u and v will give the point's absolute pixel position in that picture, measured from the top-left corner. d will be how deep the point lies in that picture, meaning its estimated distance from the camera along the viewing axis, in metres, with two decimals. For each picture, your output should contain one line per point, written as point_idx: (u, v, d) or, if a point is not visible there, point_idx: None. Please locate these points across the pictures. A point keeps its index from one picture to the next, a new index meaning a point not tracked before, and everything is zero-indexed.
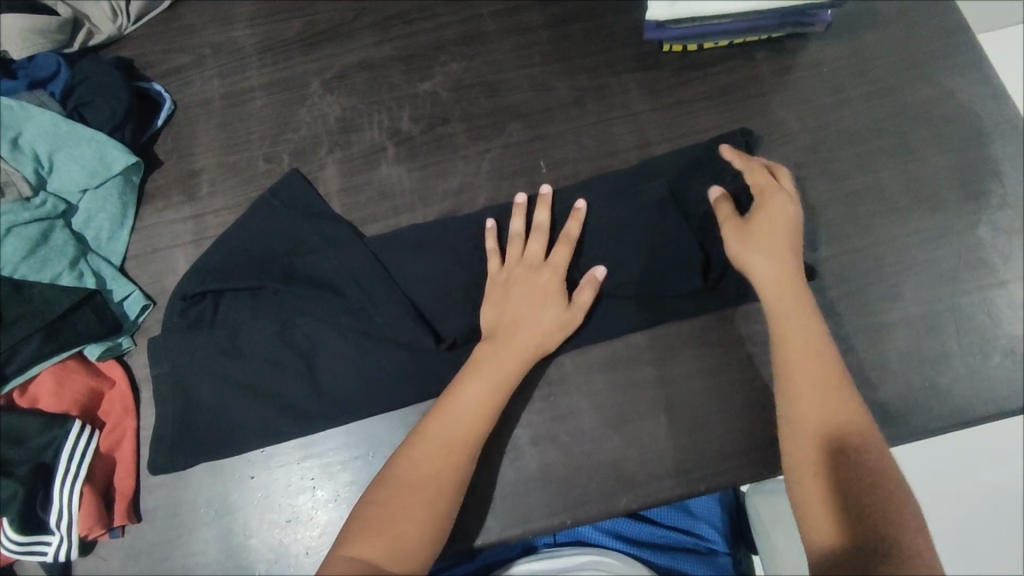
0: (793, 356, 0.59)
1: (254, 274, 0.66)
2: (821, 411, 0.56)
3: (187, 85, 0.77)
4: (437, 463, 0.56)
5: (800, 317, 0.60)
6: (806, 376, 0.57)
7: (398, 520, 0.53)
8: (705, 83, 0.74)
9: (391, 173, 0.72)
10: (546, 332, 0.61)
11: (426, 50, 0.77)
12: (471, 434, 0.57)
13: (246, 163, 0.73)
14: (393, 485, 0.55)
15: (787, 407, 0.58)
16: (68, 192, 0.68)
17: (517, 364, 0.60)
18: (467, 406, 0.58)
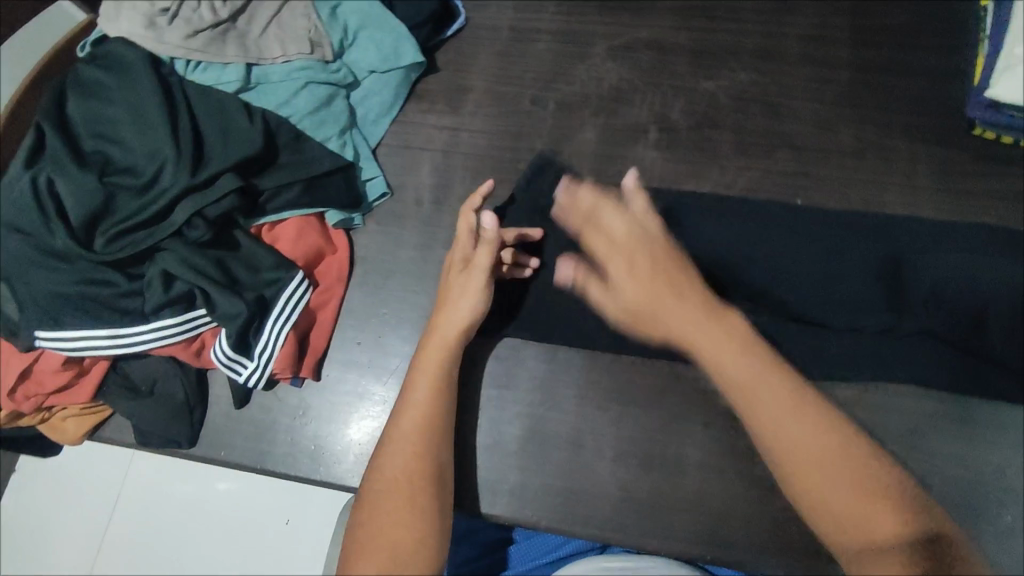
0: (759, 397, 0.52)
1: (613, 189, 0.70)
2: (824, 460, 0.48)
3: (483, 8, 0.79)
4: (412, 474, 0.53)
5: (731, 346, 0.54)
6: (770, 413, 0.51)
7: (387, 540, 0.50)
8: (1006, 182, 0.68)
9: (646, 156, 0.72)
10: (451, 331, 0.60)
11: (719, 49, 0.75)
12: (422, 429, 0.56)
13: (513, 97, 0.75)
14: (373, 499, 0.52)
15: (787, 466, 0.49)
16: (359, 68, 0.73)
17: (446, 352, 0.60)
18: (414, 407, 0.57)
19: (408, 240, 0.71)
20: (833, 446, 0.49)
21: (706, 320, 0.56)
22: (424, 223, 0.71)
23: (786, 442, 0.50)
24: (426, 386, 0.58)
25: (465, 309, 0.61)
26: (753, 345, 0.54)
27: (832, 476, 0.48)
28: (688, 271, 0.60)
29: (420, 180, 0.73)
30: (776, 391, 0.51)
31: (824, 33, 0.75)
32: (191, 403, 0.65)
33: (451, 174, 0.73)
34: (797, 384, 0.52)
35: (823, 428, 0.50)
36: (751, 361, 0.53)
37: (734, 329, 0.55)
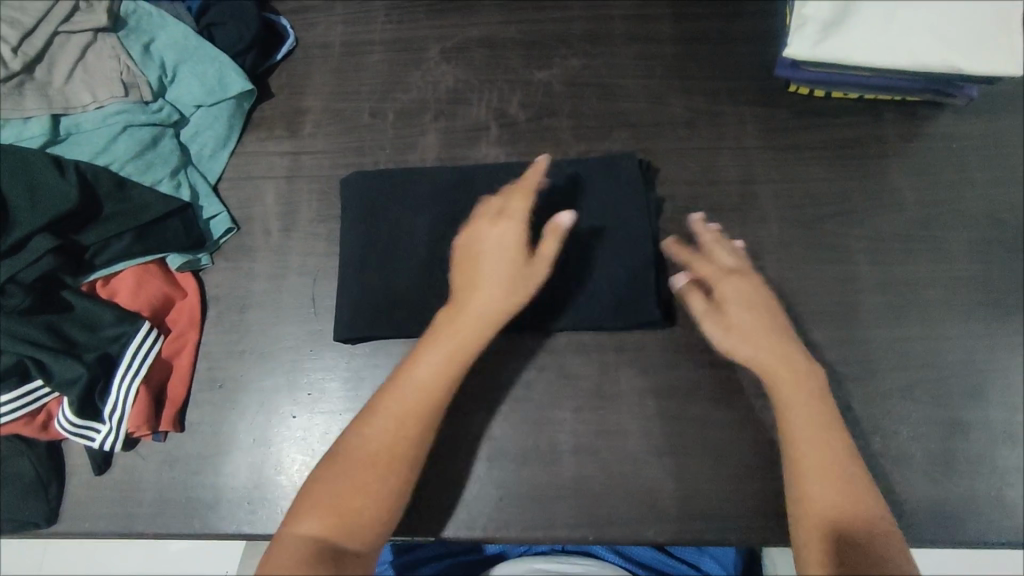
0: (793, 421, 0.55)
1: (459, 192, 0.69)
2: (830, 489, 0.52)
3: (312, 26, 0.78)
4: (385, 452, 0.53)
5: (789, 373, 0.56)
6: (801, 446, 0.54)
7: (335, 506, 0.51)
8: (824, 132, 0.71)
9: (489, 154, 0.72)
10: (469, 327, 0.57)
11: (549, 39, 0.76)
12: (429, 420, 0.55)
13: (352, 112, 0.74)
14: (340, 463, 0.53)
15: (795, 482, 0.53)
16: (183, 104, 0.70)
17: (471, 341, 0.57)
18: (413, 391, 0.55)
19: (260, 272, 0.69)
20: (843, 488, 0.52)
21: (767, 348, 0.57)
22: (274, 252, 0.70)
23: (799, 475, 0.53)
24: (418, 380, 0.55)
25: (488, 301, 0.57)
26: (813, 387, 0.56)
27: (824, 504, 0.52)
28: (755, 295, 0.60)
29: (266, 209, 0.71)
30: (812, 423, 0.54)
31: (646, 12, 0.77)
32: (46, 478, 0.61)
33: (297, 200, 0.71)
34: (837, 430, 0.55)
35: (834, 466, 0.53)
36: (804, 401, 0.55)
37: (802, 372, 0.56)
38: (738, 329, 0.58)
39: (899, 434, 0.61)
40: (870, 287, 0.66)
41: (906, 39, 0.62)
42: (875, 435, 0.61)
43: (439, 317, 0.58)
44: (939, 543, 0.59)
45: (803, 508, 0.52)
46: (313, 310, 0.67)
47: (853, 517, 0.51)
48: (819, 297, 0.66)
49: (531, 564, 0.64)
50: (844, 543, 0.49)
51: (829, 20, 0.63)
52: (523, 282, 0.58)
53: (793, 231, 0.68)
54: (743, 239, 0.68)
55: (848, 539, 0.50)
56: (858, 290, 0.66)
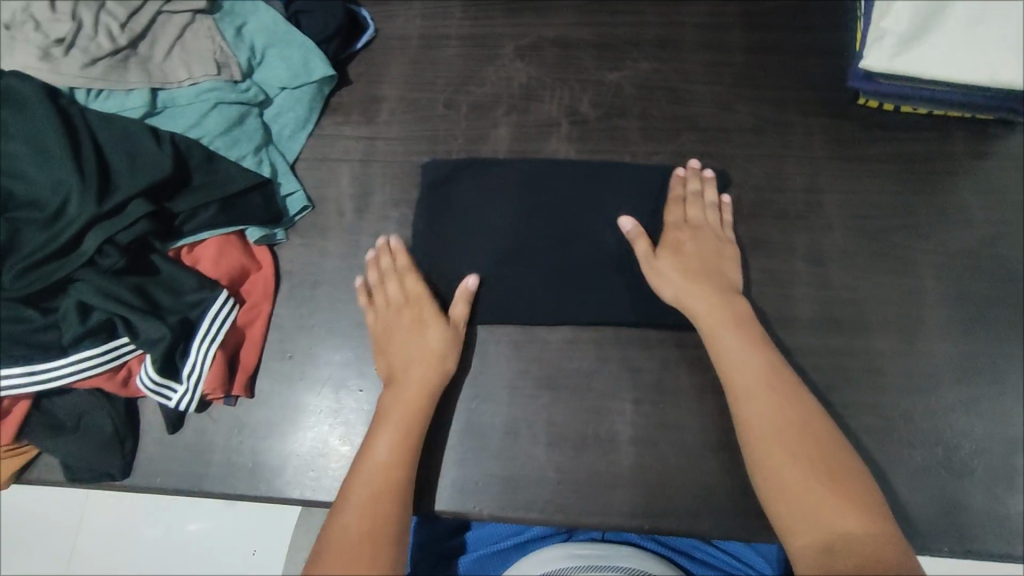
0: (718, 338, 0.60)
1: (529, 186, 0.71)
2: (771, 413, 0.56)
3: (391, 18, 0.81)
4: (368, 524, 0.54)
5: (717, 308, 0.62)
6: (742, 371, 0.58)
7: (355, 537, 0.53)
8: (892, 146, 0.72)
9: (559, 150, 0.74)
10: (406, 398, 0.60)
11: (621, 42, 0.78)
12: (399, 482, 0.57)
13: (427, 103, 0.77)
14: (329, 547, 0.53)
15: (740, 406, 0.57)
16: (269, 86, 0.73)
17: (419, 407, 0.60)
18: (374, 460, 0.57)
19: (333, 250, 0.71)
20: (779, 401, 0.56)
21: (706, 292, 0.62)
22: (347, 233, 0.72)
23: (745, 399, 0.57)
24: (382, 450, 0.58)
25: (432, 336, 0.63)
26: (744, 320, 0.61)
27: (780, 441, 0.54)
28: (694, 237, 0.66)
29: (341, 190, 0.74)
30: (740, 345, 0.59)
31: (718, 20, 0.79)
32: (122, 433, 0.64)
33: (371, 184, 0.74)
34: (775, 358, 0.59)
35: (777, 391, 0.57)
36: (737, 329, 0.60)
37: (729, 305, 0.62)
38: (686, 268, 0.64)
39: (961, 448, 0.62)
40: (935, 302, 0.66)
41: (985, 56, 0.62)
42: (938, 446, 0.62)
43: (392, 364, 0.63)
44: (999, 558, 0.59)
45: (747, 430, 0.56)
46: None
47: (795, 441, 0.54)
48: (883, 307, 0.66)
49: (570, 551, 0.66)
50: (820, 474, 0.52)
51: (907, 35, 0.63)
52: (448, 353, 0.63)
53: (859, 241, 0.69)
54: (808, 246, 0.69)
55: (825, 472, 0.52)
56: (922, 304, 0.66)
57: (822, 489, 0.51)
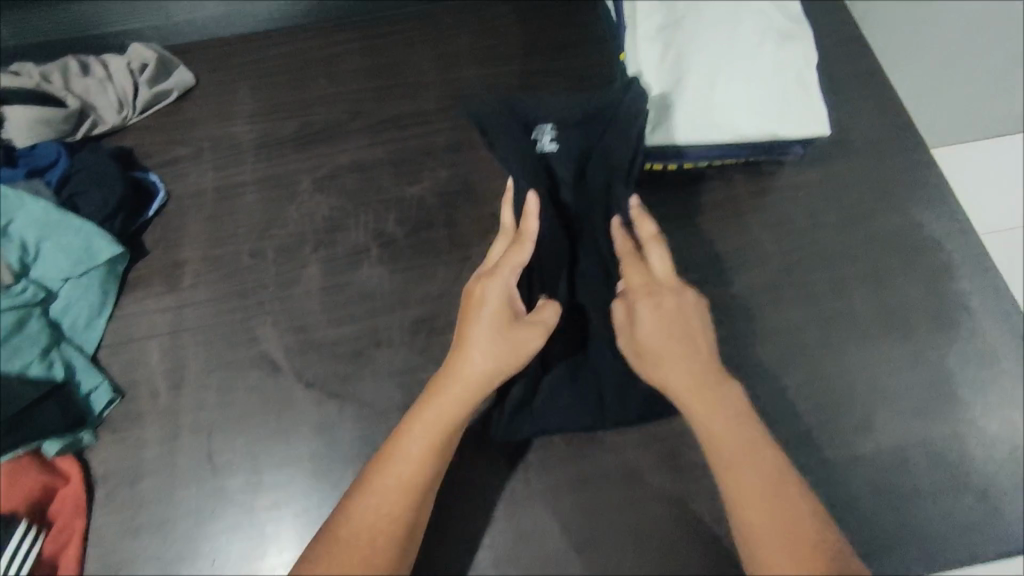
0: (716, 429, 0.55)
1: (353, 330, 0.70)
2: (766, 510, 0.51)
3: (182, 176, 0.79)
4: (377, 525, 0.52)
5: (710, 408, 0.55)
6: (735, 463, 0.53)
7: (363, 531, 0.52)
8: (683, 200, 0.76)
9: (372, 275, 0.72)
10: (455, 402, 0.57)
11: (416, 154, 0.80)
12: (419, 476, 0.55)
13: (231, 257, 0.74)
14: (337, 538, 0.51)
15: (734, 505, 0.52)
16: (51, 280, 0.69)
17: (465, 405, 0.57)
18: (410, 449, 0.55)
19: (150, 438, 0.66)
20: (781, 503, 0.51)
21: (696, 392, 0.56)
22: (164, 414, 0.67)
23: (740, 500, 0.52)
24: (426, 437, 0.56)
25: (486, 345, 0.58)
26: (748, 423, 0.55)
27: (780, 548, 0.49)
28: (660, 312, 0.59)
29: (150, 370, 0.69)
30: (746, 447, 0.54)
31: (505, 115, 0.82)
32: None
33: (183, 355, 0.69)
34: (776, 457, 0.54)
35: (777, 494, 0.52)
36: (742, 428, 0.54)
37: (733, 408, 0.56)
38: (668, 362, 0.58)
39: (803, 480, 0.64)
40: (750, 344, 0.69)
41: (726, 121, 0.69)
42: None
43: (456, 339, 0.60)
44: None
45: (745, 530, 0.51)
46: (210, 467, 0.65)
47: (800, 539, 0.49)
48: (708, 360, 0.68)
49: None
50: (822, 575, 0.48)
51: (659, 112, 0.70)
52: (519, 334, 0.59)
53: None
54: None
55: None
56: (739, 349, 0.69)
57: None
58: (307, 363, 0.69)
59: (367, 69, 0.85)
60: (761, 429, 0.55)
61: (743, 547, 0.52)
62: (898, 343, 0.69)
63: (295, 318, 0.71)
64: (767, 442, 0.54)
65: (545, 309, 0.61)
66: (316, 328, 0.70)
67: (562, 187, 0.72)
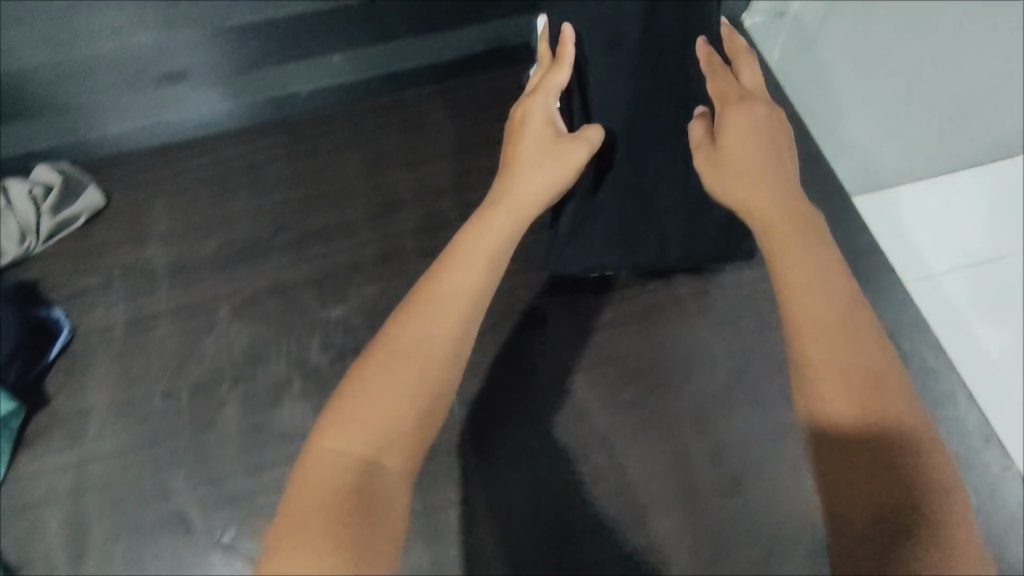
0: (795, 273, 0.41)
1: (275, 479, 0.65)
2: (841, 325, 0.38)
3: (89, 310, 0.74)
4: (395, 364, 0.38)
5: (811, 262, 0.41)
6: (809, 275, 0.40)
7: (381, 399, 0.37)
8: (624, 305, 0.72)
9: (295, 413, 0.67)
10: (504, 216, 0.48)
11: (342, 269, 0.75)
12: (462, 303, 0.42)
13: (140, 400, 0.68)
14: (361, 376, 0.38)
15: (790, 296, 0.40)
16: None
17: (520, 218, 0.49)
18: (456, 272, 0.43)
19: None
20: (859, 349, 0.37)
21: (784, 215, 0.44)
22: None
23: (806, 286, 0.40)
24: (472, 251, 0.45)
25: (537, 183, 0.51)
26: (834, 269, 0.41)
27: (836, 358, 0.37)
28: (749, 118, 0.49)
29: (48, 541, 0.62)
30: (820, 266, 0.41)
31: (435, 221, 0.78)
32: None
33: (84, 519, 0.63)
34: (854, 292, 0.40)
35: (853, 332, 0.38)
36: (821, 265, 0.41)
37: (818, 246, 0.42)
38: (741, 174, 0.47)
39: None
40: (703, 465, 0.65)
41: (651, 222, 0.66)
42: None
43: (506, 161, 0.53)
44: None
45: (789, 318, 0.39)
46: None
47: (869, 364, 0.37)
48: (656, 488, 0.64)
49: None
50: (891, 467, 0.34)
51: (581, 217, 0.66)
52: (568, 150, 0.52)
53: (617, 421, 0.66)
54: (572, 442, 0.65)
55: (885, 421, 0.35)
56: (692, 471, 0.64)
57: (878, 475, 0.34)
58: (225, 522, 0.63)
59: (290, 177, 0.81)
60: (837, 256, 0.42)
61: (794, 366, 0.39)
62: None
63: (211, 469, 0.65)
64: (870, 323, 0.39)
65: (587, 130, 0.53)
66: (233, 477, 0.65)
67: (638, 80, 0.60)
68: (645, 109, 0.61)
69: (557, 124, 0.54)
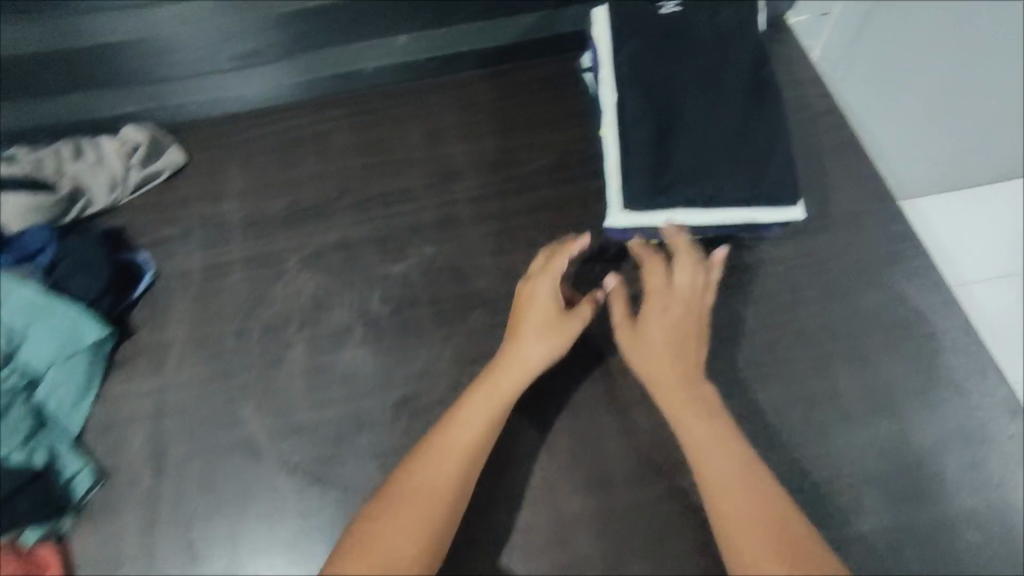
0: (707, 458, 0.61)
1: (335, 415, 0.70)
2: (745, 473, 0.59)
3: (170, 256, 0.81)
4: (414, 493, 0.58)
5: (731, 458, 0.60)
6: (722, 480, 0.59)
7: (405, 520, 0.57)
8: None
9: (355, 355, 0.73)
10: (507, 380, 0.64)
11: (403, 230, 0.81)
12: (455, 478, 0.60)
13: (216, 338, 0.75)
14: (388, 505, 0.58)
15: (712, 494, 0.59)
16: (36, 364, 0.70)
17: (515, 384, 0.64)
18: (461, 433, 0.62)
19: (130, 525, 0.66)
20: (758, 504, 0.58)
21: (703, 423, 0.62)
22: (144, 501, 0.67)
23: (718, 466, 0.60)
24: (470, 417, 0.62)
25: (538, 332, 0.66)
26: (735, 448, 0.61)
27: (746, 519, 0.57)
28: (692, 277, 0.69)
29: (132, 455, 0.69)
30: (725, 451, 0.61)
31: (489, 191, 0.84)
32: None
33: (165, 438, 0.70)
34: (752, 459, 0.61)
35: (760, 480, 0.59)
36: (716, 425, 0.62)
37: (739, 456, 0.60)
38: (661, 341, 0.66)
39: None
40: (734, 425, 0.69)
41: (709, 171, 0.72)
42: None
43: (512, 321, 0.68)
44: None
45: (717, 516, 0.59)
46: (190, 557, 0.65)
47: (777, 529, 0.56)
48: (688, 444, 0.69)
49: None
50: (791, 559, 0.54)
51: (646, 163, 0.72)
52: (561, 334, 0.66)
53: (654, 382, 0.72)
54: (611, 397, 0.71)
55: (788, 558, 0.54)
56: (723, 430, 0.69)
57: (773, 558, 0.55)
58: (290, 449, 0.69)
59: (356, 145, 0.87)
60: (744, 446, 0.62)
61: (718, 529, 0.58)
62: (885, 424, 0.69)
63: (278, 401, 0.71)
64: (758, 469, 0.60)
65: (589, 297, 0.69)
66: (296, 410, 0.71)
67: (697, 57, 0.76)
68: (709, 83, 0.76)
69: (558, 297, 0.67)
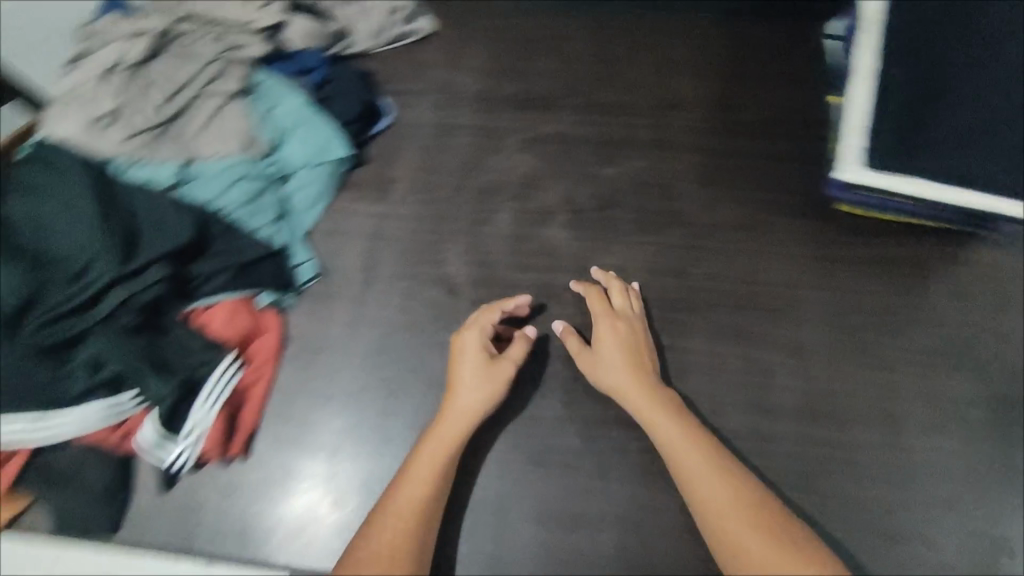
0: (687, 465, 0.61)
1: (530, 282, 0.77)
2: (718, 472, 0.60)
3: (408, 107, 0.89)
4: (410, 507, 0.60)
5: (687, 453, 0.61)
6: (704, 480, 0.59)
7: (402, 519, 0.60)
8: (868, 248, 0.77)
9: (557, 236, 0.79)
10: (468, 370, 0.67)
11: (619, 140, 0.85)
12: (437, 464, 0.63)
13: (436, 186, 0.83)
14: (378, 513, 0.60)
15: (698, 496, 0.59)
16: (292, 162, 0.78)
17: (474, 407, 0.66)
18: (426, 450, 0.64)
19: (337, 319, 0.76)
20: (737, 492, 0.58)
21: (674, 422, 0.64)
22: (353, 302, 0.77)
23: (698, 472, 0.60)
24: (435, 437, 0.65)
25: (470, 344, 0.69)
26: (699, 438, 0.62)
27: (733, 514, 0.57)
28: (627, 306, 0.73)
29: (348, 262, 0.79)
30: (699, 451, 0.61)
31: (708, 123, 0.85)
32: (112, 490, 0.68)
33: (378, 256, 0.79)
34: (726, 455, 0.62)
35: (734, 476, 0.60)
36: (698, 443, 0.62)
37: (688, 442, 0.62)
38: (607, 372, 0.68)
39: (927, 542, 0.65)
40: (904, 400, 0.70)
41: (970, 144, 0.66)
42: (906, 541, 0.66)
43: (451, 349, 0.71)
44: None
45: (701, 506, 0.59)
46: (380, 359, 0.74)
47: (764, 520, 0.57)
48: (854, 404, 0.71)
49: None
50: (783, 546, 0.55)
51: (900, 121, 0.67)
52: (506, 360, 0.68)
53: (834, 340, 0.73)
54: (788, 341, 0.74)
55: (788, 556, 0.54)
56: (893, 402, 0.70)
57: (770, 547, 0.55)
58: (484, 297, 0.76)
59: (591, 48, 0.91)
60: (706, 432, 0.64)
61: (711, 535, 0.58)
62: None
63: (482, 254, 0.78)
64: (720, 456, 0.61)
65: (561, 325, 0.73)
66: (495, 267, 0.77)
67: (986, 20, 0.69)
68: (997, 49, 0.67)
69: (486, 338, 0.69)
